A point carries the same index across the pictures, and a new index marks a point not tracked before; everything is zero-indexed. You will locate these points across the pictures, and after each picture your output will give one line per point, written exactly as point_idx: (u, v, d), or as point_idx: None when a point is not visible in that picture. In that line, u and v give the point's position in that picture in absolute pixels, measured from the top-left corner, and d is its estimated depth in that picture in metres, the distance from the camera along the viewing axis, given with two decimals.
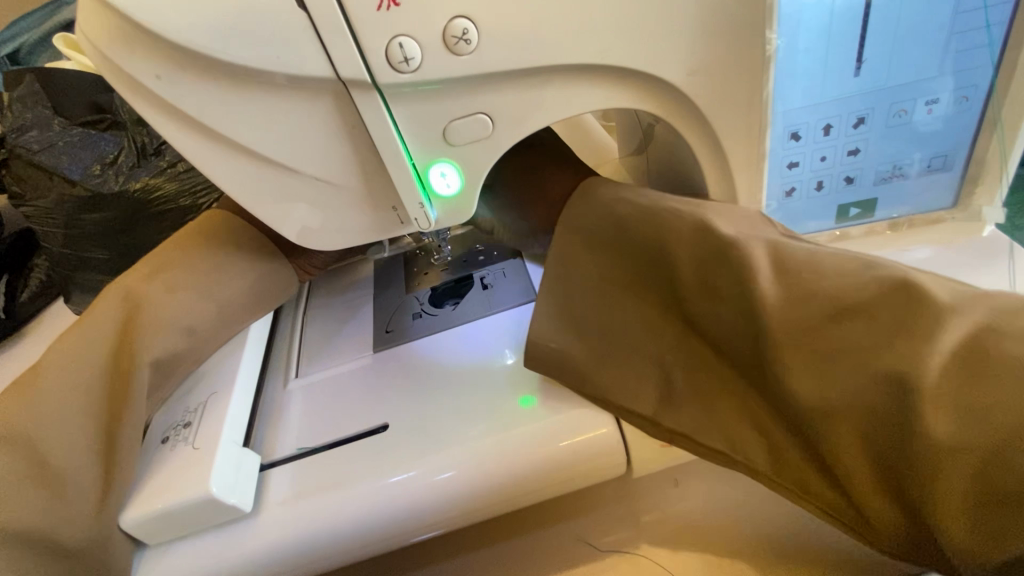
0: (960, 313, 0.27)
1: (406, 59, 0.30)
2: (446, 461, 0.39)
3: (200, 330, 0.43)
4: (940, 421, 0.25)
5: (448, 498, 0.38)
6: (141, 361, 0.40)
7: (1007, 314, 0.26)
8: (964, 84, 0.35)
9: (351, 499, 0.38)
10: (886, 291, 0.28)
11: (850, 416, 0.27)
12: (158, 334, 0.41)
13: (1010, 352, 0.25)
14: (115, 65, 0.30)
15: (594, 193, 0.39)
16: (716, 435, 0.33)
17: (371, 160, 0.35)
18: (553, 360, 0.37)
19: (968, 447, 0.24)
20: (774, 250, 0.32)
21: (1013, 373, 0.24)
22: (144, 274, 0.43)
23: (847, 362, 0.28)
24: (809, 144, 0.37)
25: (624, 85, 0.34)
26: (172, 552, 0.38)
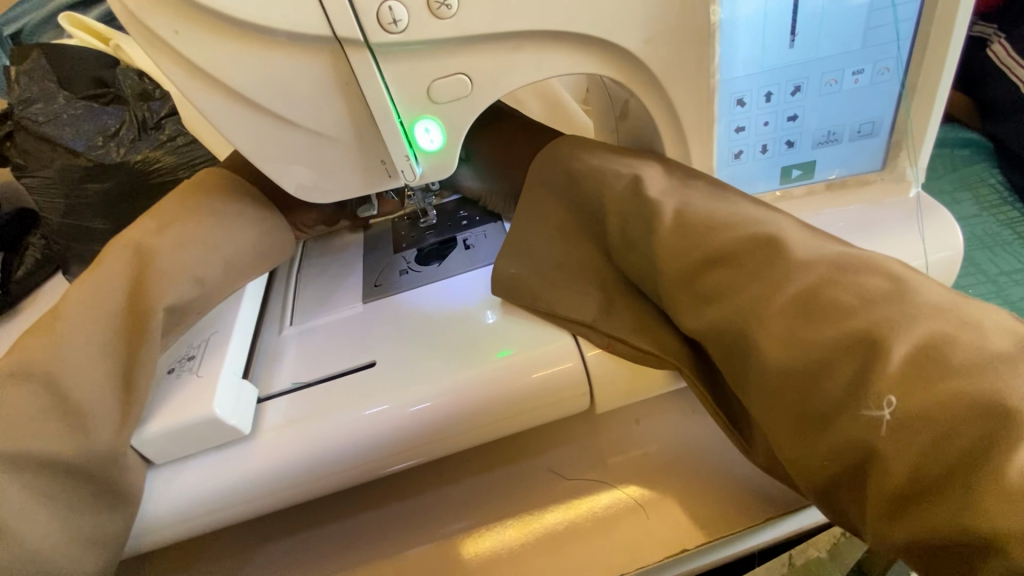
0: (810, 266, 0.32)
1: (395, 21, 0.34)
2: (422, 392, 0.43)
3: (209, 281, 0.45)
4: (774, 352, 0.31)
5: (424, 424, 0.43)
6: (156, 306, 0.41)
7: (844, 271, 0.31)
8: (883, 57, 0.41)
9: (322, 431, 0.42)
10: (760, 242, 0.34)
11: (718, 346, 0.35)
12: (171, 280, 0.43)
13: (837, 299, 0.30)
14: (137, 21, 0.34)
15: (559, 156, 0.47)
16: (648, 338, 0.41)
17: (363, 115, 0.39)
18: (523, 292, 0.45)
19: (791, 374, 0.30)
20: (697, 204, 0.39)
21: (831, 318, 0.30)
22: (154, 230, 0.46)
23: (715, 301, 0.35)
24: (753, 109, 0.42)
25: (588, 51, 0.38)
26: (178, 469, 0.42)
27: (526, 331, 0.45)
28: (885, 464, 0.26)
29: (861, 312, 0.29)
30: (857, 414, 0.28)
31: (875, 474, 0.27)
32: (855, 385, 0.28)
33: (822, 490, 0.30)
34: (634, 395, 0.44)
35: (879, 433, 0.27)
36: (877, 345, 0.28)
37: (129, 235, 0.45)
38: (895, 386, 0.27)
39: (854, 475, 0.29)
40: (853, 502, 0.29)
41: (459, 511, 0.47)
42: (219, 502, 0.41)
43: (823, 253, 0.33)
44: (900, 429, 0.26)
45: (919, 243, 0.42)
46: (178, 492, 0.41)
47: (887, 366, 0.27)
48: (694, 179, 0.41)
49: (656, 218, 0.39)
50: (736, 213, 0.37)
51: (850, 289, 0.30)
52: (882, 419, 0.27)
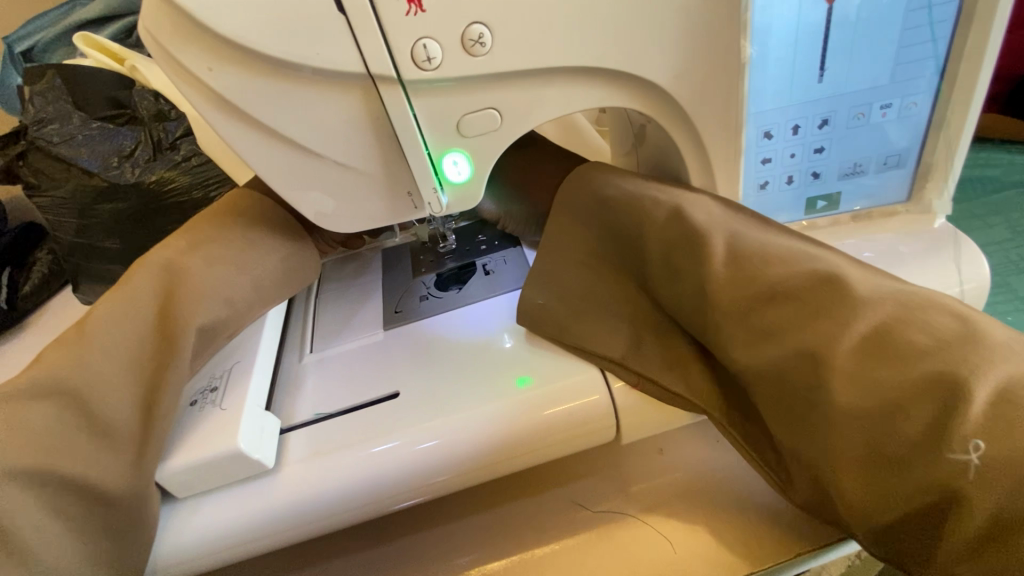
0: (876, 304, 0.32)
1: (428, 58, 0.34)
2: (426, 433, 0.42)
3: (238, 302, 0.46)
4: (845, 394, 0.30)
5: (433, 463, 0.42)
6: (190, 326, 0.42)
7: (911, 310, 0.32)
8: (911, 91, 0.41)
9: (357, 462, 0.42)
10: (820, 279, 0.34)
11: (772, 383, 0.34)
12: (200, 302, 0.43)
13: (908, 339, 0.30)
14: (171, 57, 0.34)
15: (584, 182, 0.47)
16: (675, 376, 0.41)
17: (392, 148, 0.39)
18: (546, 320, 0.45)
19: (859, 419, 0.30)
20: (735, 244, 0.38)
21: (906, 359, 0.30)
22: (184, 247, 0.46)
23: (775, 337, 0.34)
24: (780, 142, 0.42)
25: (617, 86, 0.39)
26: (200, 504, 0.41)
27: (551, 363, 0.45)
28: (971, 506, 0.26)
29: (934, 356, 0.29)
30: (938, 458, 0.27)
31: (953, 515, 0.27)
32: (932, 429, 0.28)
33: (880, 530, 0.30)
34: (663, 427, 0.44)
35: (967, 477, 0.26)
36: (957, 388, 0.28)
37: (156, 255, 0.46)
38: (979, 431, 0.27)
39: (924, 517, 0.28)
40: (917, 543, 0.29)
41: (481, 543, 0.46)
42: (253, 530, 0.41)
43: (885, 291, 0.33)
44: (990, 474, 0.26)
45: (946, 275, 0.42)
46: (200, 528, 0.40)
47: (968, 411, 0.27)
48: (725, 212, 0.41)
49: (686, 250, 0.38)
50: (772, 249, 0.37)
51: (920, 330, 0.31)
52: (970, 463, 0.26)
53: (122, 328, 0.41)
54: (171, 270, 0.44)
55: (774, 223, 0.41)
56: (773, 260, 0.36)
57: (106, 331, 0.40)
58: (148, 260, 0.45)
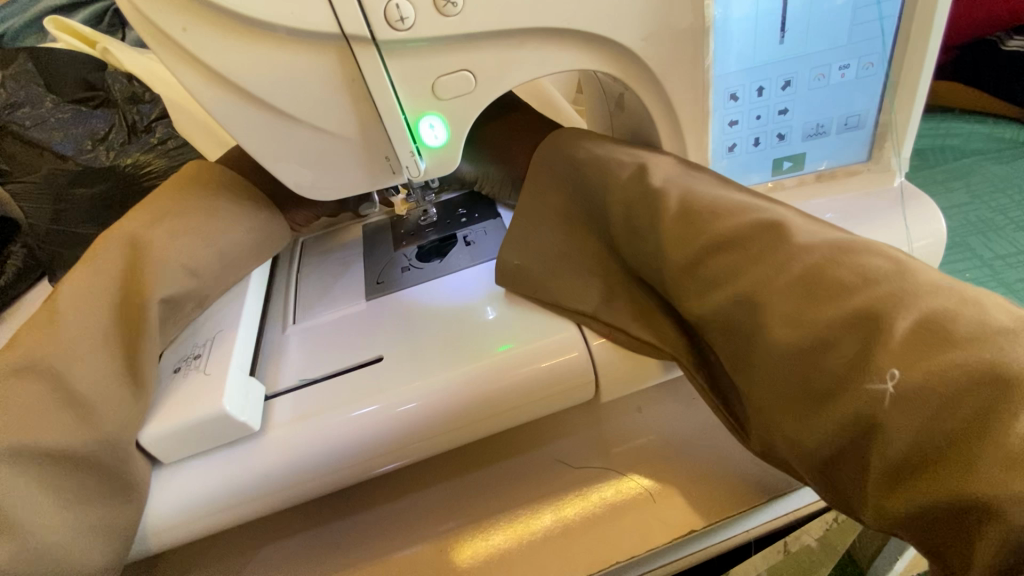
0: (811, 248, 0.33)
1: (401, 18, 0.35)
2: (409, 395, 0.43)
3: (202, 272, 0.46)
4: (781, 333, 0.32)
5: (418, 423, 0.43)
6: (151, 298, 0.42)
7: (845, 251, 0.32)
8: (868, 52, 0.43)
9: (326, 427, 0.42)
10: (764, 226, 0.35)
11: (721, 328, 0.36)
12: (164, 271, 0.43)
13: (839, 277, 0.31)
14: (144, 18, 0.34)
15: (560, 148, 0.48)
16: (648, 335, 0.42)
17: (369, 112, 0.39)
18: (523, 282, 0.47)
19: (794, 351, 0.31)
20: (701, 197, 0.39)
21: (835, 294, 0.31)
22: (147, 221, 0.46)
23: (718, 285, 0.36)
24: (745, 104, 0.44)
25: (587, 49, 0.40)
26: (185, 469, 0.41)
27: (529, 325, 0.46)
28: (888, 435, 0.27)
29: (863, 290, 0.30)
30: (862, 387, 0.28)
31: (878, 445, 0.28)
32: (857, 359, 0.29)
33: (826, 466, 0.31)
34: (638, 382, 0.45)
35: (884, 405, 0.27)
36: (879, 321, 0.29)
37: (121, 228, 0.46)
38: (898, 360, 0.27)
39: (860, 450, 0.29)
40: (857, 478, 0.30)
41: (465, 504, 0.48)
42: (231, 496, 0.41)
43: (825, 237, 0.34)
44: (902, 401, 0.26)
45: (904, 230, 0.44)
46: (184, 491, 0.41)
47: (888, 342, 0.28)
48: (696, 170, 0.42)
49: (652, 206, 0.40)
50: (740, 201, 0.38)
51: (851, 268, 0.31)
52: (886, 391, 0.27)
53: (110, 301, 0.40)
54: (135, 244, 0.44)
55: (730, 182, 0.41)
56: (745, 211, 0.37)
57: (90, 302, 0.40)
58: (111, 236, 0.45)
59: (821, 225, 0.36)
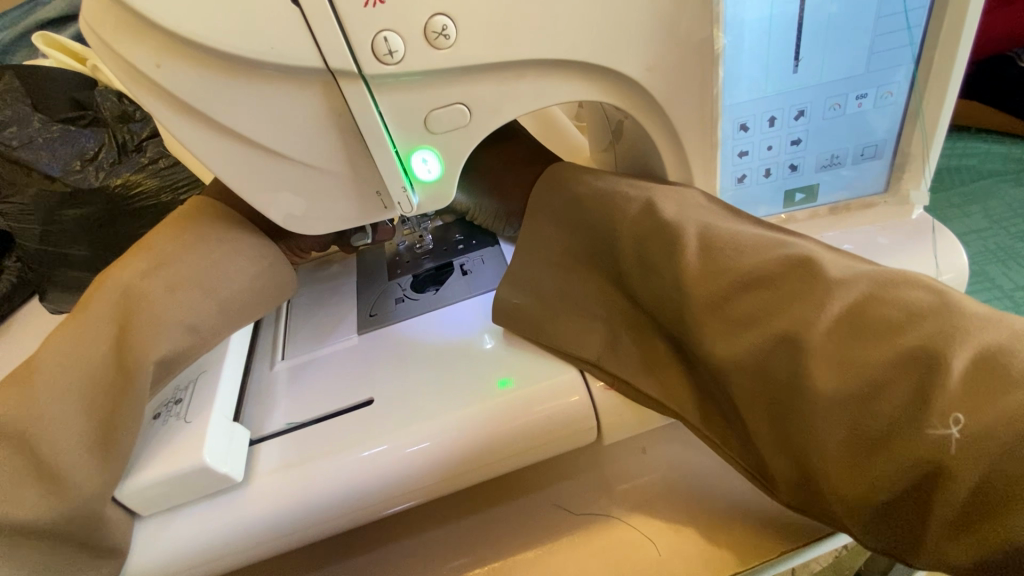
0: (849, 284, 0.32)
1: (391, 52, 0.33)
2: (422, 433, 0.41)
3: (202, 327, 0.42)
4: (826, 378, 0.30)
5: (419, 466, 0.41)
6: (147, 360, 0.39)
7: (884, 287, 0.31)
8: (888, 81, 0.40)
9: (330, 467, 0.40)
10: (793, 262, 0.33)
11: (755, 374, 0.33)
12: (164, 328, 0.40)
13: (884, 316, 0.30)
14: (116, 53, 0.32)
15: (559, 179, 0.45)
16: (652, 379, 0.40)
17: (357, 146, 0.37)
18: (521, 316, 0.44)
19: (841, 400, 0.29)
20: (706, 236, 0.37)
21: (881, 335, 0.29)
22: (144, 269, 0.42)
23: (754, 325, 0.33)
24: (756, 134, 0.41)
25: (589, 79, 0.37)
26: (167, 521, 0.39)
27: (526, 366, 0.43)
28: (954, 480, 0.26)
29: (911, 330, 0.29)
30: (922, 433, 0.27)
31: (940, 490, 0.27)
32: (914, 405, 0.27)
33: (874, 516, 0.29)
34: (641, 427, 0.43)
35: (949, 450, 0.26)
36: (933, 361, 0.27)
37: (114, 276, 0.41)
38: (960, 403, 0.26)
39: (914, 496, 0.28)
40: (908, 524, 0.28)
41: (458, 552, 0.45)
42: (225, 544, 0.39)
43: (860, 271, 0.33)
44: (972, 447, 0.25)
45: (926, 268, 0.42)
46: (168, 545, 0.38)
47: (946, 382, 0.27)
48: (706, 205, 0.40)
49: (659, 244, 0.38)
50: (752, 239, 0.36)
51: (894, 305, 0.30)
52: (950, 436, 0.26)
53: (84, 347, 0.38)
54: (129, 295, 0.40)
55: (740, 212, 0.40)
56: (759, 246, 0.35)
57: (61, 347, 0.38)
58: (104, 285, 0.41)
59: (847, 259, 0.34)
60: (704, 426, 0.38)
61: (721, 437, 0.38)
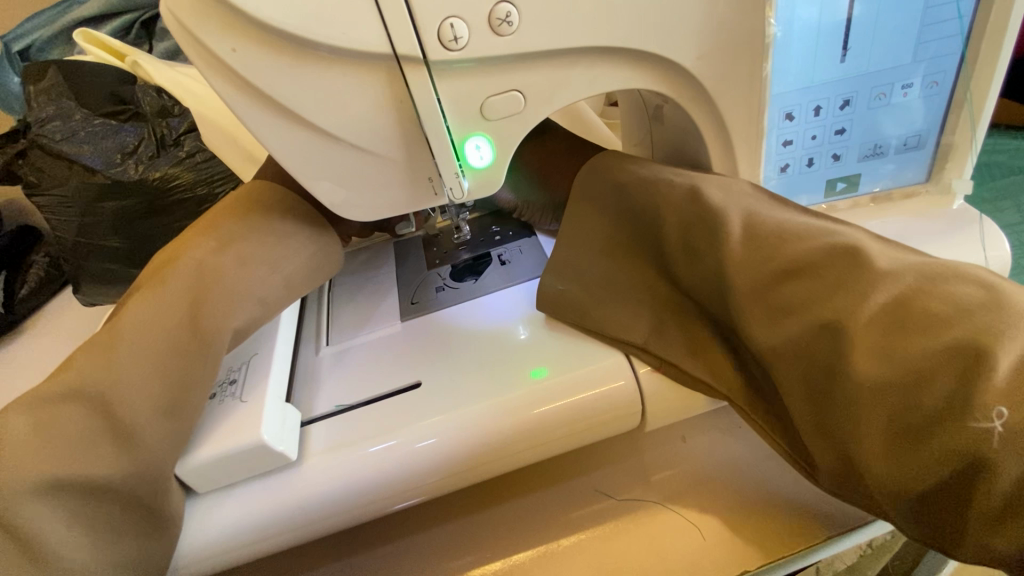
0: (893, 276, 0.31)
1: (455, 38, 0.34)
2: (458, 412, 0.42)
3: (270, 301, 0.45)
4: (864, 366, 0.30)
5: (450, 450, 0.41)
6: (225, 326, 0.41)
7: (933, 279, 0.30)
8: (933, 71, 0.41)
9: (366, 452, 0.41)
10: (838, 251, 0.33)
11: (797, 362, 0.34)
12: (235, 302, 0.42)
13: (930, 308, 0.29)
14: (192, 37, 0.33)
15: (606, 166, 0.47)
16: (700, 363, 0.41)
17: (414, 131, 0.38)
18: (563, 301, 0.46)
19: (879, 388, 0.29)
20: (756, 224, 0.37)
21: (925, 327, 0.29)
22: (215, 246, 0.44)
23: (817, 321, 0.33)
24: (801, 124, 0.42)
25: (643, 67, 0.38)
26: (220, 500, 0.40)
27: (571, 352, 0.44)
28: (996, 473, 0.25)
29: (958, 322, 0.28)
30: (962, 425, 0.26)
31: (982, 482, 0.26)
32: (956, 396, 0.27)
33: (916, 506, 0.29)
34: (684, 412, 0.44)
35: (991, 443, 0.25)
36: (978, 357, 0.27)
37: (187, 255, 0.43)
38: (1004, 396, 0.25)
39: (955, 488, 0.27)
40: (951, 517, 0.28)
41: (501, 536, 0.46)
42: (273, 525, 0.40)
43: (908, 263, 0.32)
44: (1015, 439, 0.25)
45: (973, 255, 0.42)
46: (220, 525, 0.39)
47: (992, 376, 0.26)
48: (746, 191, 0.41)
49: (708, 229, 0.38)
50: (802, 225, 0.37)
51: (941, 298, 0.29)
52: (993, 429, 0.25)
53: (148, 326, 0.39)
54: (203, 270, 0.42)
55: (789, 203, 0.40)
56: (803, 236, 0.36)
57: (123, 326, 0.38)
58: (178, 261, 0.43)
59: (901, 250, 0.34)
60: (752, 410, 0.39)
61: (766, 419, 0.38)
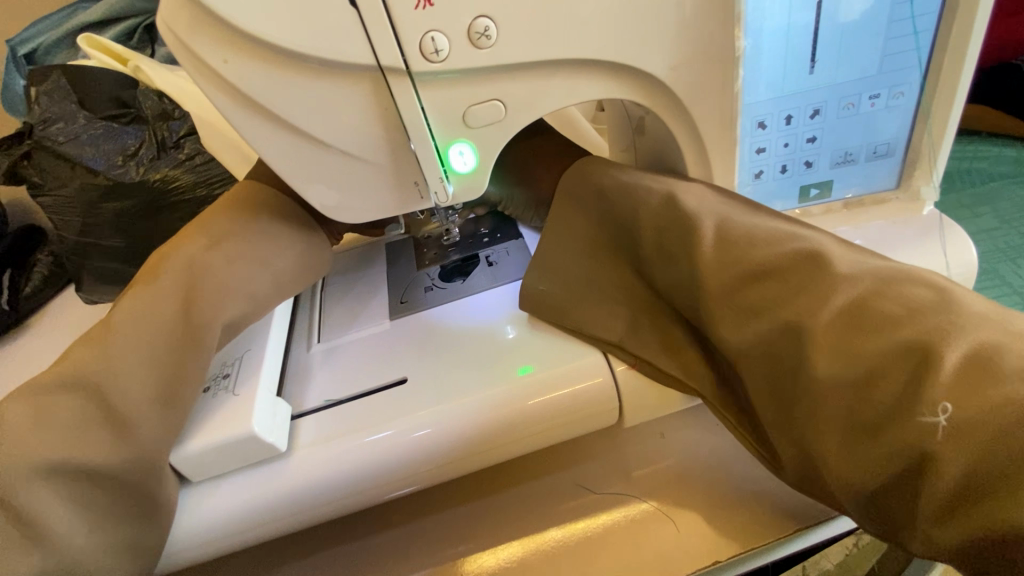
0: (854, 279, 0.33)
1: (437, 50, 0.35)
2: (441, 410, 0.44)
3: (259, 297, 0.46)
4: (824, 363, 0.31)
5: (434, 446, 0.43)
6: (217, 322, 0.43)
7: (890, 283, 0.32)
8: (900, 81, 0.42)
9: (355, 446, 0.43)
10: (799, 258, 0.35)
11: (764, 361, 0.35)
12: (228, 298, 0.44)
13: (884, 309, 0.31)
14: (188, 49, 0.35)
15: (587, 172, 0.48)
16: (673, 362, 0.43)
17: (400, 138, 0.40)
18: (545, 300, 0.47)
19: (838, 385, 0.31)
20: (724, 228, 0.39)
21: (880, 327, 0.30)
22: (205, 245, 0.46)
23: (776, 320, 0.34)
24: (773, 132, 0.44)
25: (619, 77, 0.40)
26: (213, 488, 0.42)
27: (553, 350, 0.46)
28: (939, 467, 0.26)
29: (910, 323, 0.30)
30: (911, 419, 0.27)
31: (927, 476, 0.27)
32: (906, 393, 0.28)
33: (867, 500, 0.30)
34: (660, 410, 0.45)
35: (935, 437, 0.26)
36: (928, 354, 0.28)
37: (179, 250, 0.45)
38: (949, 393, 0.27)
39: (904, 482, 0.28)
40: (901, 511, 0.29)
41: (484, 527, 0.48)
42: (262, 515, 0.42)
43: (867, 267, 0.34)
44: (958, 433, 0.26)
45: (936, 259, 0.44)
46: (211, 512, 0.41)
47: (938, 374, 0.27)
48: (718, 199, 0.42)
49: (679, 232, 0.40)
50: (770, 228, 0.38)
51: (895, 300, 0.31)
52: (938, 424, 0.27)
53: (140, 317, 0.41)
54: (193, 267, 0.44)
55: (758, 208, 0.41)
56: (772, 240, 0.37)
57: (119, 319, 0.40)
58: (168, 257, 0.45)
59: (864, 255, 0.35)
60: (725, 406, 0.41)
61: (739, 419, 0.40)
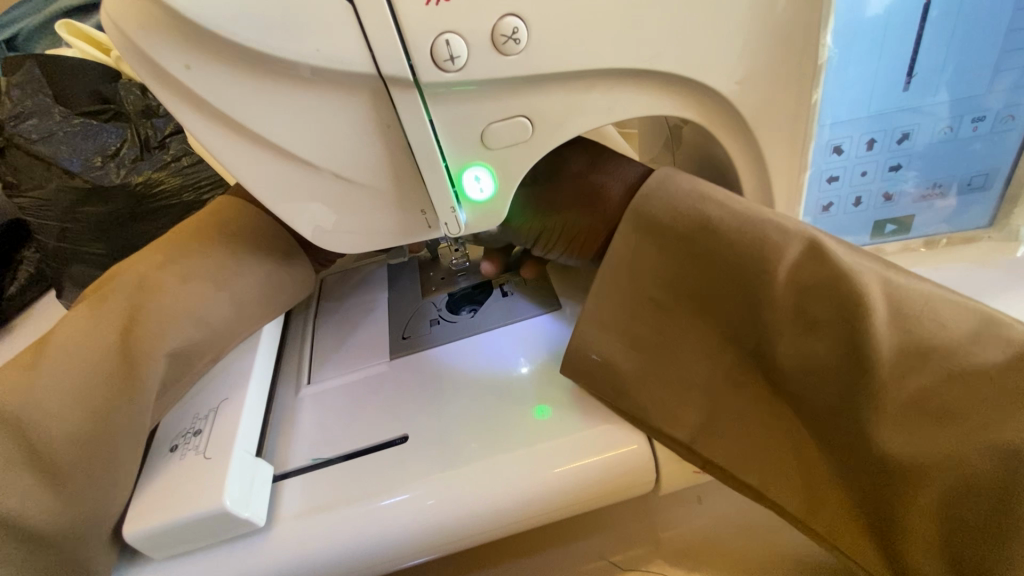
0: None
1: (452, 57, 0.28)
2: (466, 493, 0.36)
3: (217, 323, 0.40)
4: None
5: (446, 523, 0.36)
6: (158, 355, 0.37)
7: None
8: (1009, 102, 0.36)
9: (357, 517, 0.36)
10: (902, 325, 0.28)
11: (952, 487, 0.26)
12: (170, 326, 0.38)
13: None
14: (141, 51, 0.28)
15: (671, 205, 0.36)
16: (752, 464, 0.32)
17: (403, 159, 0.33)
18: (592, 371, 0.38)
19: None
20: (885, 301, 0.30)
21: None
22: (160, 261, 0.41)
23: None
24: (850, 158, 0.37)
25: (670, 91, 0.33)
26: (176, 568, 0.35)
27: (579, 407, 0.39)
28: None
29: None
30: None
31: None
32: None
33: None
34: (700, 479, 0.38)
35: None
36: None
37: (131, 267, 0.40)
38: None
39: None
40: None
41: None
42: None
43: None
44: None
45: None
46: None
47: None
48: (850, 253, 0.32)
49: (757, 297, 0.32)
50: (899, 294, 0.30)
51: None
52: None
53: (83, 347, 0.36)
54: (143, 287, 0.39)
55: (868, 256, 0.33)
56: (955, 327, 0.28)
57: (55, 347, 0.36)
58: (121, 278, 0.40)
59: None
60: (812, 521, 0.31)
61: (829, 530, 0.30)
